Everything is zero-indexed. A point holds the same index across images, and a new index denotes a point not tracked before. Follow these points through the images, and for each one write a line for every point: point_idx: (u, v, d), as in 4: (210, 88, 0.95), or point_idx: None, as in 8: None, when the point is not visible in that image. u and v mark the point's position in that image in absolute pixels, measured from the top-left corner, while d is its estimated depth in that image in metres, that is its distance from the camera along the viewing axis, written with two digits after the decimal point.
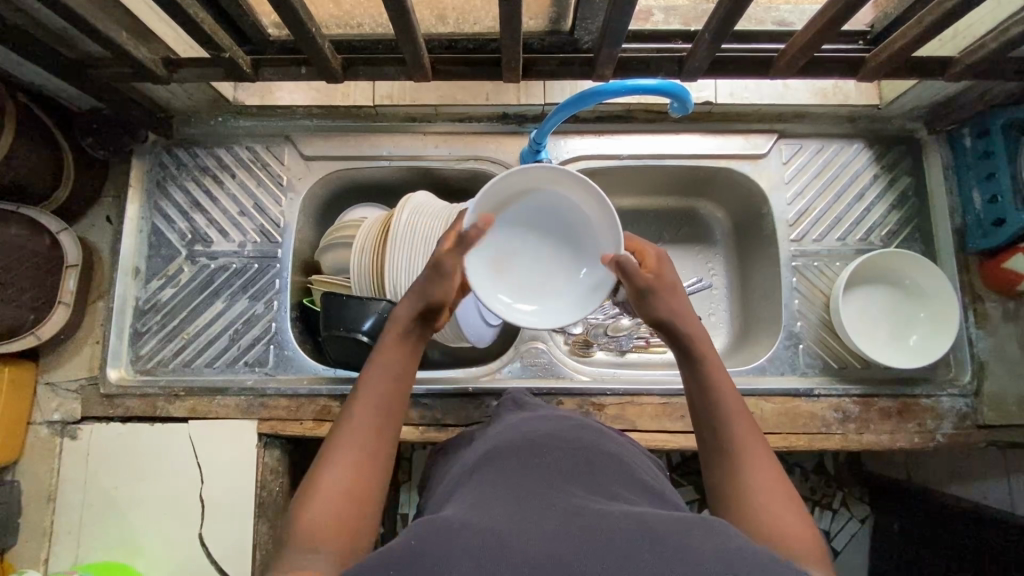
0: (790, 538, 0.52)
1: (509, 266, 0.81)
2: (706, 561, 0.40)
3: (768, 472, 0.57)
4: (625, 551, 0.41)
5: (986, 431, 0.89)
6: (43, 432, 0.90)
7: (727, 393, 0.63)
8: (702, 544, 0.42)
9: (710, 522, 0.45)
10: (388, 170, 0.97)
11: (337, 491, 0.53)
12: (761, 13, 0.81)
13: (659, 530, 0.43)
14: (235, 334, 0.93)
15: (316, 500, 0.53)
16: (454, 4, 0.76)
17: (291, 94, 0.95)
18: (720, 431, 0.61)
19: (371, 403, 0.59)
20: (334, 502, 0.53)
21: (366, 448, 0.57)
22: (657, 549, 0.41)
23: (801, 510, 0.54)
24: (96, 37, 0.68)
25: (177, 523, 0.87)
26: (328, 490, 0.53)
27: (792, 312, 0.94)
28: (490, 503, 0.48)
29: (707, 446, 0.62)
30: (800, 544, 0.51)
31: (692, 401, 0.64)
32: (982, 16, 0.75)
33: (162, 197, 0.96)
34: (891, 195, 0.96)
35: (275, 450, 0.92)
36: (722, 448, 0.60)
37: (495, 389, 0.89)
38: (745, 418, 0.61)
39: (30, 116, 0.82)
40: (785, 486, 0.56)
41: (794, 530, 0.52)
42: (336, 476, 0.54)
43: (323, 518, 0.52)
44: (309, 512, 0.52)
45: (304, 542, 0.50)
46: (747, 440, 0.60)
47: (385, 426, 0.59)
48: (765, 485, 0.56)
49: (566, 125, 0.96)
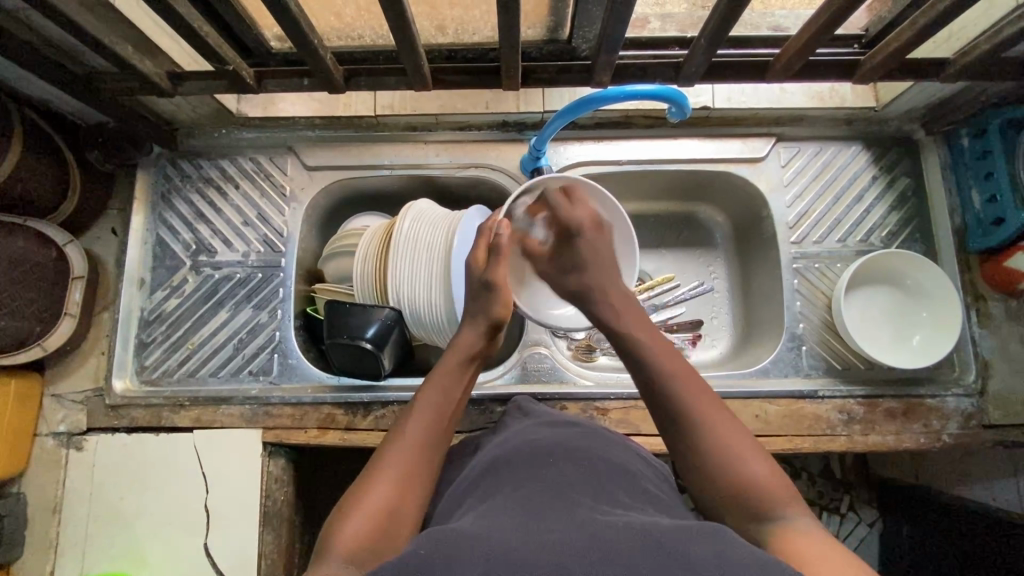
0: (766, 492, 0.53)
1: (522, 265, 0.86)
2: (705, 570, 0.39)
3: (730, 428, 0.58)
4: (631, 562, 0.40)
5: (993, 431, 0.88)
6: (49, 443, 0.91)
7: (665, 358, 0.64)
8: (705, 551, 0.41)
9: (713, 529, 0.45)
10: (390, 178, 0.98)
11: (385, 495, 0.54)
12: (757, 19, 0.82)
13: (664, 539, 0.43)
14: (239, 343, 0.94)
15: (363, 501, 0.53)
16: (454, 15, 0.77)
17: (293, 106, 0.96)
18: (670, 394, 0.61)
19: (423, 420, 0.62)
20: (381, 506, 0.53)
21: (416, 456, 0.59)
22: (660, 556, 0.41)
23: (767, 458, 0.56)
24: (102, 52, 0.69)
25: (182, 534, 0.86)
26: (377, 493, 0.54)
27: (793, 314, 0.94)
28: (494, 514, 0.48)
29: (663, 422, 0.61)
30: (776, 498, 0.52)
31: (643, 378, 0.64)
32: (974, 18, 0.76)
33: (167, 208, 0.97)
34: (890, 196, 0.96)
35: (280, 459, 0.92)
36: (674, 415, 0.60)
37: (499, 396, 0.90)
38: (692, 376, 0.62)
39: (35, 129, 0.83)
40: (748, 439, 0.57)
41: (767, 483, 0.53)
42: (384, 484, 0.55)
43: (369, 517, 0.52)
44: (354, 515, 0.52)
45: (349, 539, 0.50)
46: (704, 402, 0.59)
47: (434, 446, 0.61)
48: (736, 447, 0.56)
49: (565, 132, 0.97)
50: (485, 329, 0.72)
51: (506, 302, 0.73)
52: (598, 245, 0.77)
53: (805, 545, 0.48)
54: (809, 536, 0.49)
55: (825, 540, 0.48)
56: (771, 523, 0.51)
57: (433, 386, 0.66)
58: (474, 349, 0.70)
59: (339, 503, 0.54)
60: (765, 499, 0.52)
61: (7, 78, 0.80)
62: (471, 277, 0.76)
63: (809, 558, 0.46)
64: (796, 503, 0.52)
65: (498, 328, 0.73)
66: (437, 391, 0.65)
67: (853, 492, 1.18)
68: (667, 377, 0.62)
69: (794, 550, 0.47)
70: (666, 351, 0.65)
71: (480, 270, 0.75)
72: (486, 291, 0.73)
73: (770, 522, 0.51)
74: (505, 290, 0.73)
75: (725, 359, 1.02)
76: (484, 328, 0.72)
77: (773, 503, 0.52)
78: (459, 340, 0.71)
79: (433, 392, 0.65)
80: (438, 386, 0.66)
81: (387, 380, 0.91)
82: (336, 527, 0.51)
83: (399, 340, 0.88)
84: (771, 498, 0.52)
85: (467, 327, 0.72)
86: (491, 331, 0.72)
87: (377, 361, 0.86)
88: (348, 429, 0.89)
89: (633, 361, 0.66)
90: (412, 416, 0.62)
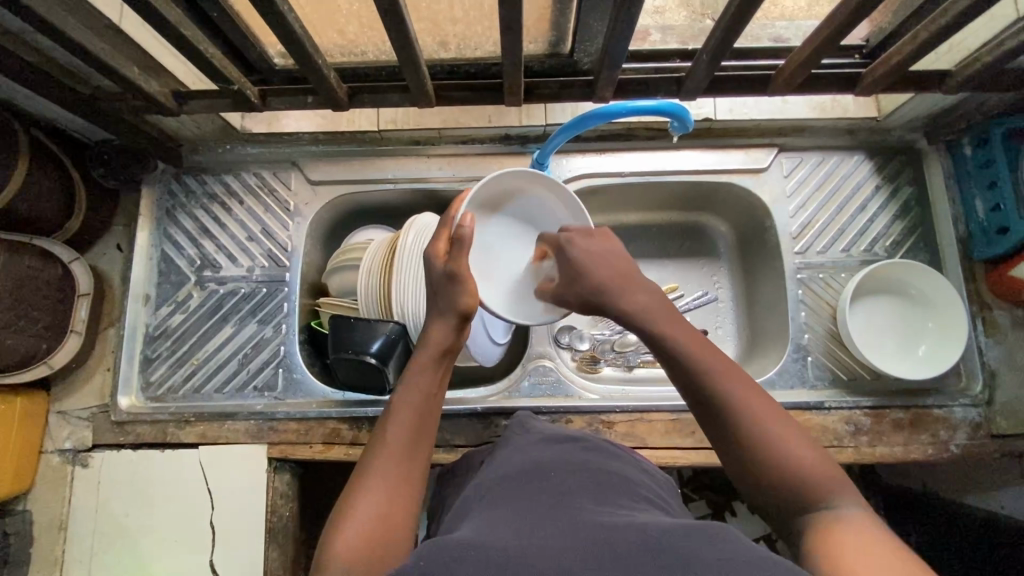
0: (820, 486, 0.52)
1: (484, 266, 0.83)
2: (706, 566, 0.39)
3: (772, 413, 0.56)
4: (628, 562, 0.40)
5: (1001, 441, 0.88)
6: (55, 461, 0.91)
7: (706, 356, 0.60)
8: (703, 548, 0.41)
9: (713, 527, 0.44)
10: (393, 192, 0.99)
11: (375, 505, 0.53)
12: (757, 31, 0.83)
13: (660, 539, 0.43)
14: (244, 359, 0.94)
15: (355, 513, 0.53)
16: (455, 31, 0.76)
17: (297, 122, 0.97)
18: (711, 388, 0.58)
19: (406, 423, 0.61)
20: (374, 515, 0.53)
21: (403, 462, 0.58)
22: (658, 555, 0.41)
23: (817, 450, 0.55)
24: (108, 73, 0.70)
25: (187, 549, 0.86)
26: (368, 506, 0.53)
27: (799, 324, 0.94)
28: (497, 524, 0.47)
29: (708, 421, 0.58)
30: (827, 489, 0.52)
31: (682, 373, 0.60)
32: (975, 29, 0.76)
33: (172, 224, 0.98)
34: (893, 205, 0.96)
35: (286, 475, 0.91)
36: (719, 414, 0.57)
37: (504, 409, 0.89)
38: (731, 368, 0.59)
39: (42, 148, 0.84)
40: (793, 429, 0.56)
41: (818, 475, 0.53)
42: (373, 493, 0.55)
43: (363, 531, 0.51)
44: (347, 526, 0.52)
45: (345, 552, 0.49)
46: (745, 391, 0.57)
47: (418, 448, 0.60)
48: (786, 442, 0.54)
49: (567, 145, 0.97)
50: (458, 322, 0.67)
51: (473, 292, 0.67)
52: (593, 250, 0.70)
53: (859, 534, 0.47)
54: (857, 526, 0.48)
55: (876, 528, 0.48)
56: (820, 513, 0.51)
57: (411, 385, 0.64)
58: (445, 344, 0.67)
59: (331, 515, 0.54)
60: (820, 493, 0.52)
61: (14, 99, 0.80)
62: (431, 269, 0.69)
63: (862, 550, 0.45)
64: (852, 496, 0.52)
65: (469, 319, 0.68)
66: (413, 393, 0.63)
67: None
68: (706, 374, 0.59)
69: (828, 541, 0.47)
70: (703, 345, 0.61)
71: (441, 262, 0.69)
72: (449, 283, 0.66)
73: (822, 512, 0.51)
74: (472, 281, 0.67)
75: None
76: (454, 321, 0.67)
77: (821, 492, 0.52)
78: (431, 336, 0.67)
79: (412, 393, 0.63)
80: (416, 389, 0.63)
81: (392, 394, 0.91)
82: (330, 540, 0.51)
83: (404, 353, 0.88)
84: (823, 489, 0.52)
85: (436, 322, 0.67)
86: (461, 323, 0.67)
87: (381, 375, 0.86)
88: (353, 444, 0.89)
89: (667, 354, 0.62)
90: (393, 418, 0.61)
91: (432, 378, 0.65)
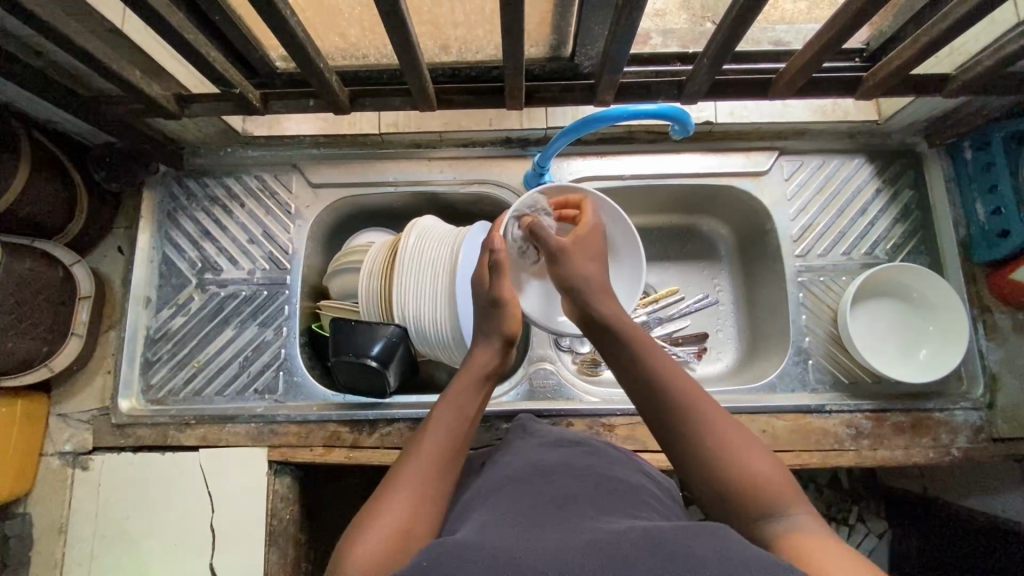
0: (771, 492, 0.53)
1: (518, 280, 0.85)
2: (708, 567, 0.39)
3: (720, 416, 0.59)
4: (632, 563, 0.40)
5: (1001, 444, 0.88)
6: (55, 464, 0.91)
7: (660, 362, 0.63)
8: (704, 550, 0.41)
9: (715, 529, 0.44)
10: (394, 195, 0.99)
11: (403, 510, 0.54)
12: (758, 34, 0.83)
13: (662, 542, 0.43)
14: (244, 361, 0.94)
15: (381, 515, 0.53)
16: (456, 35, 0.76)
17: (299, 125, 0.97)
18: (665, 393, 0.61)
19: (443, 437, 0.62)
20: (400, 519, 0.53)
21: (434, 473, 0.59)
22: (660, 557, 0.41)
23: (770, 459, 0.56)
24: (110, 77, 0.70)
25: (187, 552, 0.86)
26: (389, 513, 0.53)
27: (799, 327, 0.94)
28: (500, 526, 0.47)
29: (660, 423, 0.60)
30: (777, 493, 0.53)
31: (637, 377, 0.63)
32: (976, 33, 0.76)
33: (173, 227, 0.98)
34: (894, 208, 0.96)
35: (286, 478, 0.91)
36: (669, 415, 0.60)
37: (504, 413, 0.89)
38: (683, 375, 0.62)
39: (43, 151, 0.84)
40: (745, 435, 0.57)
41: (769, 481, 0.54)
42: (403, 498, 0.55)
43: (384, 536, 0.51)
44: (373, 526, 0.52)
45: (369, 548, 0.50)
46: (699, 397, 0.60)
47: (450, 463, 0.61)
48: (735, 446, 0.56)
49: (569, 148, 0.97)
50: (501, 347, 0.71)
51: (515, 317, 0.72)
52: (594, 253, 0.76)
53: (812, 543, 0.48)
54: (810, 534, 0.49)
55: (827, 537, 0.49)
56: (774, 521, 0.51)
57: (450, 400, 0.65)
58: (490, 365, 0.70)
59: (353, 520, 0.54)
60: (770, 499, 0.53)
61: (16, 102, 0.81)
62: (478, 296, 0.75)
63: (815, 557, 0.46)
64: (806, 507, 0.52)
65: (511, 344, 0.73)
66: (455, 409, 0.65)
67: (861, 504, 1.15)
68: (654, 376, 0.62)
69: (790, 548, 0.47)
70: (658, 352, 0.64)
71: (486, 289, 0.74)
72: (494, 309, 0.72)
73: (775, 520, 0.51)
74: (514, 306, 0.72)
75: (731, 373, 1.02)
76: (498, 345, 0.72)
77: (775, 499, 0.53)
78: (474, 359, 0.70)
79: (452, 406, 0.65)
80: (456, 406, 0.65)
81: (392, 397, 0.91)
82: (356, 538, 0.52)
83: (405, 356, 0.88)
84: (774, 493, 0.53)
85: (481, 347, 0.72)
86: (504, 347, 0.72)
87: (382, 378, 0.86)
88: (354, 448, 0.89)
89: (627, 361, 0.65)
90: (432, 429, 0.62)
91: (472, 399, 0.67)
